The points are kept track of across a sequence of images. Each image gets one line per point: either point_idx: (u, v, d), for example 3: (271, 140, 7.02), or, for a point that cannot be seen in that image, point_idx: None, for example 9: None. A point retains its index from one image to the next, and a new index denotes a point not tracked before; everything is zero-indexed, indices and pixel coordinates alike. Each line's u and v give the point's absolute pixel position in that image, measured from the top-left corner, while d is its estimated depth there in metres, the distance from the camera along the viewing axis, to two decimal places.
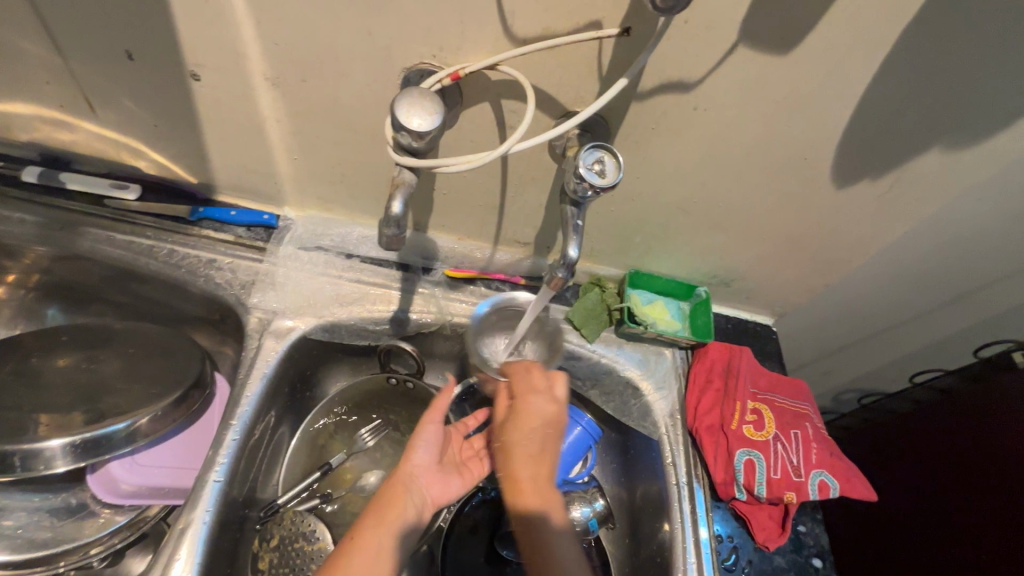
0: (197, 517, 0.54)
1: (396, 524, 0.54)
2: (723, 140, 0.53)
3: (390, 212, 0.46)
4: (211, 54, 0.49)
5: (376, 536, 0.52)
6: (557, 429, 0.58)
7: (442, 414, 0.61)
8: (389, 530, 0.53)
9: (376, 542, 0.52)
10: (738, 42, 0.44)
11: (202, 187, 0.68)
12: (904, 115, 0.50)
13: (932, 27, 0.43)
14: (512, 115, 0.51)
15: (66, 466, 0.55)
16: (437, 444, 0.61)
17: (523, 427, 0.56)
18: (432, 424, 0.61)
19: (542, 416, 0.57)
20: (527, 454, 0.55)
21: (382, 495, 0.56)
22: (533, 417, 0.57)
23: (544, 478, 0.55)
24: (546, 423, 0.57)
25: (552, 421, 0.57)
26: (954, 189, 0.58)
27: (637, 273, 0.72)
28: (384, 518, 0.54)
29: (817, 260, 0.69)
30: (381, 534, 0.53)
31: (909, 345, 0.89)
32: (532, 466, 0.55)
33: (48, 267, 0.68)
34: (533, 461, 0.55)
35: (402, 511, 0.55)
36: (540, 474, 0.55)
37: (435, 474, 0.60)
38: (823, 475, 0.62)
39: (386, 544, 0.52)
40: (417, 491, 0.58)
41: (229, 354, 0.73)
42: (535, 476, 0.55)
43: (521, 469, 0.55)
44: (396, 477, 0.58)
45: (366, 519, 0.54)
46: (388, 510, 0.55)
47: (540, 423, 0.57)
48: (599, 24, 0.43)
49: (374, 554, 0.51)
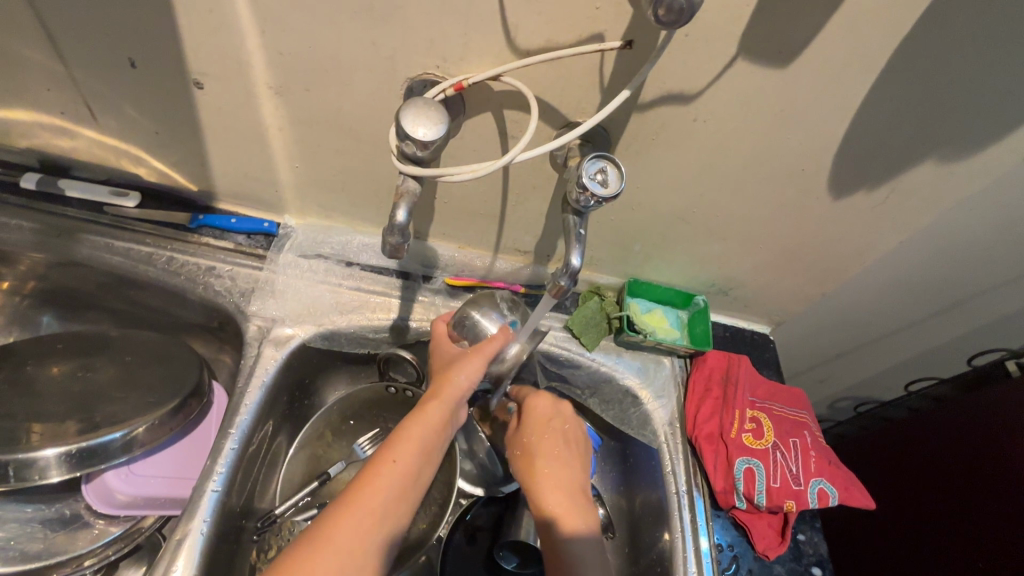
0: (195, 527, 0.54)
1: (436, 448, 0.53)
2: (722, 151, 0.54)
3: (394, 221, 0.47)
4: (215, 63, 0.50)
5: (413, 459, 0.51)
6: (574, 431, 0.62)
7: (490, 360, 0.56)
8: (431, 455, 0.53)
9: (415, 464, 0.51)
10: (737, 56, 0.45)
11: (201, 194, 0.68)
12: (899, 127, 0.51)
13: (924, 43, 0.44)
14: (514, 125, 0.52)
15: (61, 475, 0.54)
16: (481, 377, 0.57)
17: (542, 428, 0.61)
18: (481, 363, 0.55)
19: (558, 416, 0.62)
20: (549, 456, 0.60)
21: (423, 417, 0.53)
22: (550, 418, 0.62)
23: (567, 478, 0.59)
24: (564, 423, 0.62)
25: (570, 423, 0.63)
26: (947, 200, 0.59)
27: (637, 281, 0.73)
28: (426, 442, 0.53)
29: (814, 270, 0.70)
30: (420, 455, 0.52)
31: (904, 354, 0.90)
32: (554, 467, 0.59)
33: (44, 274, 0.67)
34: (555, 462, 0.59)
35: (440, 437, 0.54)
36: (564, 476, 0.59)
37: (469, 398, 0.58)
38: (822, 484, 0.62)
39: (422, 467, 0.52)
40: (456, 415, 0.56)
41: (226, 361, 0.72)
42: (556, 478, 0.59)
43: (545, 471, 0.59)
44: (438, 402, 0.54)
45: (404, 441, 0.52)
46: (430, 434, 0.53)
47: (556, 422, 0.62)
48: (601, 36, 0.44)
49: (410, 477, 0.51)
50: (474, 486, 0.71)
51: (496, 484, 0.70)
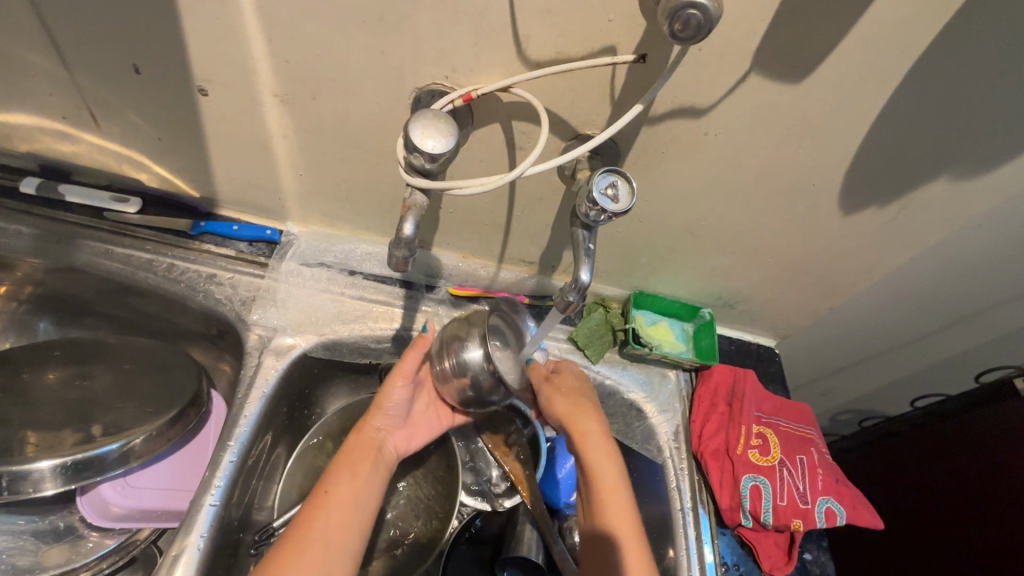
0: (192, 542, 0.53)
1: (370, 477, 0.55)
2: (731, 166, 0.53)
3: (401, 233, 0.46)
4: (221, 70, 0.49)
5: (350, 487, 0.53)
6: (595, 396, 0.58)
7: (410, 377, 0.59)
8: (363, 481, 0.55)
9: (350, 492, 0.53)
10: (752, 70, 0.44)
11: (204, 201, 0.67)
12: (913, 144, 0.51)
13: (942, 60, 0.43)
14: (523, 137, 0.51)
15: (55, 488, 0.53)
16: (406, 402, 0.60)
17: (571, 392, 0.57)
18: (402, 382, 0.58)
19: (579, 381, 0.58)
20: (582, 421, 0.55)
21: (351, 450, 0.56)
22: (566, 371, 0.59)
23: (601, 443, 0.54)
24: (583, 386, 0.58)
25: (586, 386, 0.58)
26: (958, 217, 0.59)
27: (642, 293, 0.72)
28: (358, 470, 0.55)
29: (822, 284, 0.69)
30: (351, 482, 0.54)
31: (910, 367, 0.89)
32: (587, 411, 0.56)
33: (41, 279, 0.66)
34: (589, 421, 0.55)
35: (374, 467, 0.56)
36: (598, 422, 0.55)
37: (401, 428, 0.61)
38: (830, 503, 0.61)
39: (362, 493, 0.54)
40: (385, 446, 0.59)
41: (225, 370, 0.71)
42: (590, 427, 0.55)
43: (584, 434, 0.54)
44: (362, 435, 0.58)
45: (336, 471, 0.54)
46: (361, 462, 0.56)
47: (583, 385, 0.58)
48: (614, 50, 0.43)
49: (349, 503, 0.53)
50: (475, 499, 0.69)
51: (497, 497, 0.69)
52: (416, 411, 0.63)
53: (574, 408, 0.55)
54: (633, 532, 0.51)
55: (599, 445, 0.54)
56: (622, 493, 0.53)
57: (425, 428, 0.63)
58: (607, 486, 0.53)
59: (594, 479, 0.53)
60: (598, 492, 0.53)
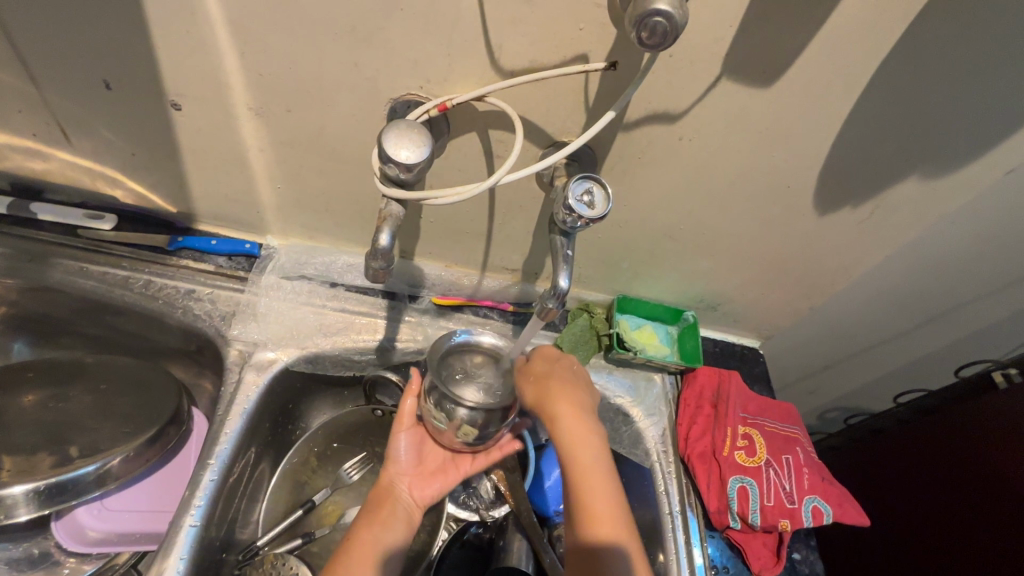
0: (170, 565, 0.51)
1: (389, 520, 0.56)
2: (707, 170, 0.54)
3: (376, 245, 0.45)
4: (193, 84, 0.49)
5: (375, 533, 0.55)
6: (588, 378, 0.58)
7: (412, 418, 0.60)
8: (382, 523, 0.56)
9: (374, 535, 0.54)
10: (722, 75, 0.45)
11: (181, 216, 0.66)
12: (883, 143, 0.52)
13: (904, 62, 0.44)
14: (499, 145, 0.51)
15: (29, 513, 0.52)
16: (415, 449, 0.61)
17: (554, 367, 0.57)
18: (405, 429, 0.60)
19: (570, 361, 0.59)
20: (562, 399, 0.54)
21: (371, 496, 0.59)
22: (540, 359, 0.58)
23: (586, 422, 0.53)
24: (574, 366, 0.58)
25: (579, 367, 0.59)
26: (931, 215, 0.60)
27: (625, 297, 0.72)
28: (376, 514, 0.56)
29: (802, 284, 0.70)
30: (372, 526, 0.55)
31: (892, 363, 0.90)
32: (564, 396, 0.54)
33: (15, 300, 0.65)
34: (573, 398, 0.54)
35: (394, 510, 0.57)
36: (571, 404, 0.54)
37: (414, 475, 0.60)
38: (816, 501, 0.62)
39: (385, 534, 0.55)
40: (402, 491, 0.59)
41: (206, 387, 0.70)
42: (569, 417, 0.53)
43: (563, 413, 0.53)
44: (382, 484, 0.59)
45: (361, 515, 0.57)
46: (378, 508, 0.57)
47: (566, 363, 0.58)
48: (586, 58, 0.43)
49: (373, 545, 0.54)
50: (463, 509, 0.68)
51: (485, 508, 0.68)
52: (430, 458, 0.62)
53: (551, 394, 0.54)
54: (610, 515, 0.49)
55: (574, 431, 0.52)
56: (607, 482, 0.51)
57: (435, 478, 0.61)
58: (586, 469, 0.51)
59: (575, 463, 0.51)
60: (580, 477, 0.51)
